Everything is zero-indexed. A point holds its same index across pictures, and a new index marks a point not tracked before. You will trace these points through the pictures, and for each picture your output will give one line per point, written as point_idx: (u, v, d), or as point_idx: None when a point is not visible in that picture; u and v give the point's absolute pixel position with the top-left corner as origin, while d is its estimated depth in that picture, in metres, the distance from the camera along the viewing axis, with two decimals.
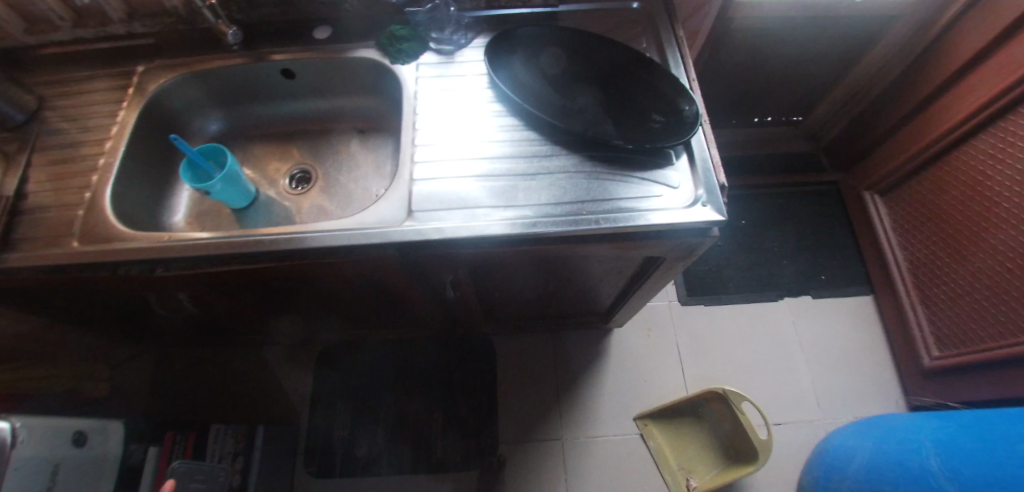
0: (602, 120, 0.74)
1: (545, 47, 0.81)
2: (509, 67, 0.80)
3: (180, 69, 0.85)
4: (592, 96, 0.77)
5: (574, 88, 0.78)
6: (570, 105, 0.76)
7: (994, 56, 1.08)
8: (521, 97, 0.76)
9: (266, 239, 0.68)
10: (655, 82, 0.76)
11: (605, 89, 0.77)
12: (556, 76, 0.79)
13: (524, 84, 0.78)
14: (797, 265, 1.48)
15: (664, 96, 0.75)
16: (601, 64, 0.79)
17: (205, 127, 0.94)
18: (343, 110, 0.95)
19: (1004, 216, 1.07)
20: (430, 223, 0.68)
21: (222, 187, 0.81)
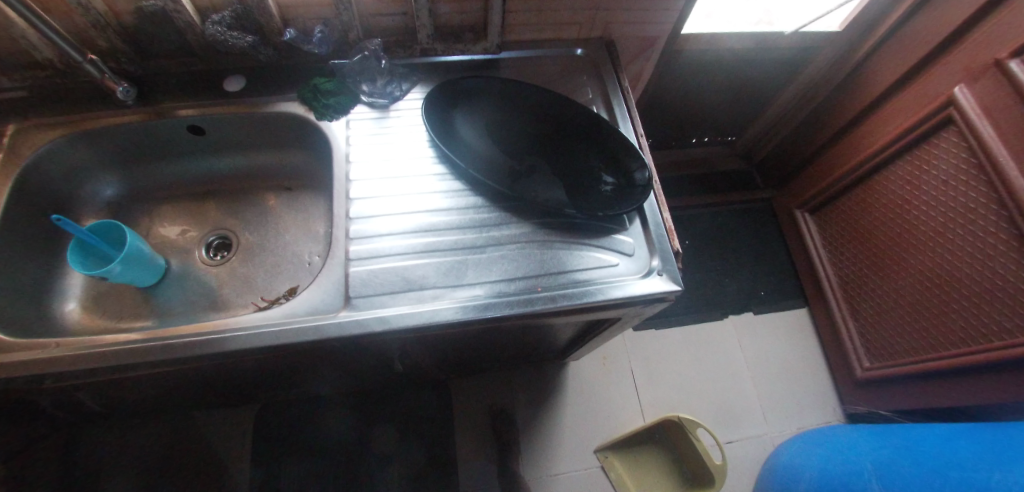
0: (552, 184, 0.71)
1: (488, 102, 0.77)
2: (449, 124, 0.74)
3: (63, 130, 0.72)
4: (540, 157, 0.73)
5: (520, 148, 0.74)
6: (518, 168, 0.72)
7: (907, 89, 1.16)
8: (465, 161, 0.71)
9: (180, 342, 0.60)
10: (603, 142, 0.73)
11: (553, 150, 0.74)
12: (501, 135, 0.75)
13: (467, 145, 0.73)
14: (739, 282, 1.55)
15: (614, 157, 0.72)
16: (548, 121, 0.76)
17: (99, 192, 0.80)
18: (265, 166, 0.85)
19: (921, 239, 1.16)
20: (371, 312, 0.62)
21: (122, 268, 0.70)
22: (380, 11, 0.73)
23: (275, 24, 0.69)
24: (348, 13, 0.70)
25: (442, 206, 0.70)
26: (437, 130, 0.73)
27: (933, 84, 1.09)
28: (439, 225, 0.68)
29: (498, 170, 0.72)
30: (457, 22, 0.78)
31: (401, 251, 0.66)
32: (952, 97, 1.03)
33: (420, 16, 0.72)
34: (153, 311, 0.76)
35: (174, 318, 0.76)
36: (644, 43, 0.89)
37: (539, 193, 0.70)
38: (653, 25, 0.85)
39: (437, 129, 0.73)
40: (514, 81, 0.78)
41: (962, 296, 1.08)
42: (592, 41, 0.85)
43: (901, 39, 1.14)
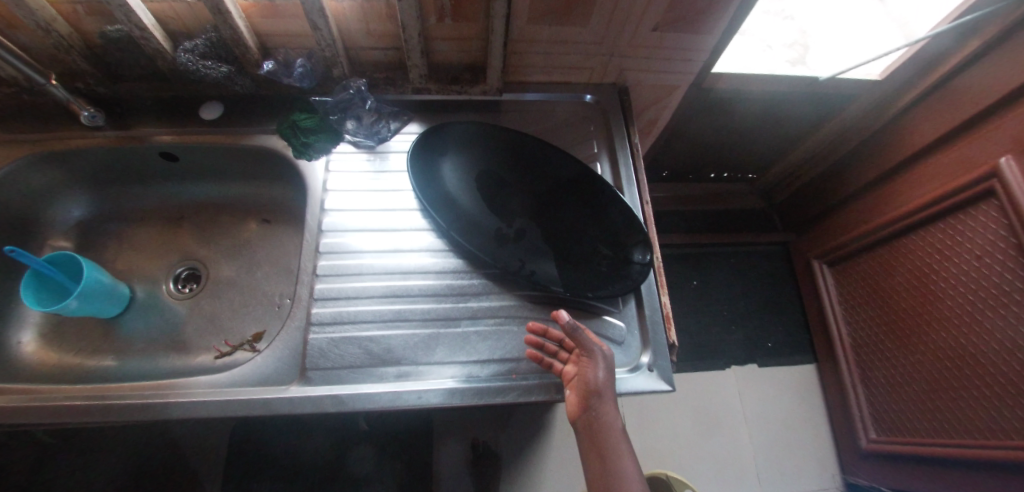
0: (540, 255, 0.64)
1: (481, 152, 0.70)
2: (436, 175, 0.68)
3: (25, 150, 0.67)
4: (532, 221, 0.67)
5: (511, 208, 0.68)
6: (506, 232, 0.66)
7: (943, 151, 1.05)
8: (449, 220, 0.65)
9: (120, 405, 0.55)
10: (604, 209, 0.66)
11: (547, 213, 0.67)
12: (492, 191, 0.68)
13: (453, 200, 0.67)
14: (746, 331, 1.46)
15: (614, 227, 0.65)
16: (544, 179, 0.69)
17: (65, 214, 0.76)
18: (243, 196, 0.80)
19: (946, 315, 1.06)
20: (328, 388, 0.57)
21: (79, 303, 0.65)
22: (369, 45, 0.67)
23: (251, 56, 0.63)
24: (332, 49, 0.63)
25: (419, 269, 0.64)
26: (422, 182, 0.66)
27: (974, 151, 0.98)
28: (412, 290, 0.62)
29: (483, 232, 0.65)
30: (454, 60, 0.71)
31: (367, 319, 0.60)
32: (997, 167, 0.92)
33: (412, 55, 0.66)
34: (113, 345, 0.71)
35: (134, 355, 0.71)
36: (662, 91, 0.81)
37: (525, 264, 0.63)
38: (675, 74, 0.77)
39: (422, 180, 0.66)
40: (511, 130, 0.70)
41: (983, 383, 0.99)
42: (603, 86, 0.78)
43: (944, 95, 1.03)
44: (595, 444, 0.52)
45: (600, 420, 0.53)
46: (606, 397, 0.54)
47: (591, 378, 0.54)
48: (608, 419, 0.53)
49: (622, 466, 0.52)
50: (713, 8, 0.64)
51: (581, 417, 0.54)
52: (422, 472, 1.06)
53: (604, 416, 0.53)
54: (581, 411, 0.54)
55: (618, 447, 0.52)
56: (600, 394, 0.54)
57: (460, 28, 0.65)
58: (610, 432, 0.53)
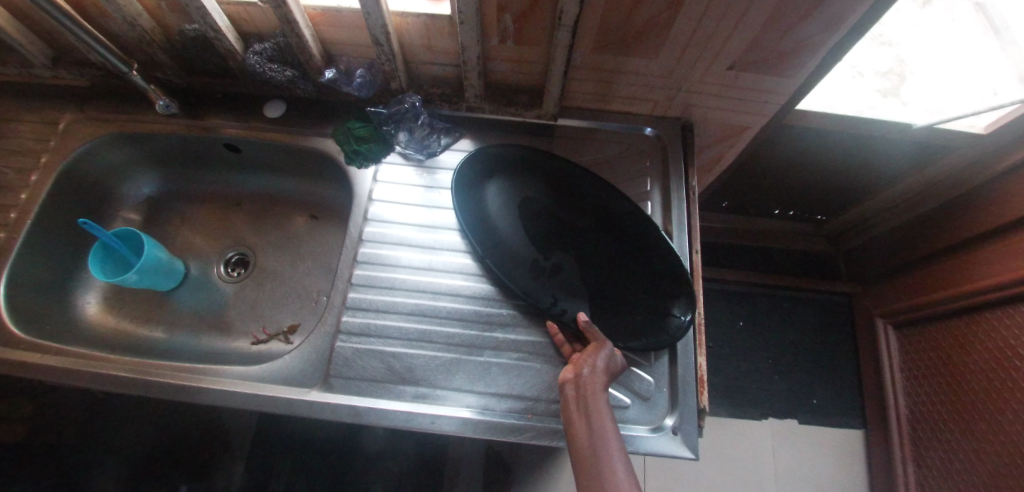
0: (576, 295, 0.63)
1: (529, 178, 0.69)
2: (480, 199, 0.68)
3: (109, 129, 0.74)
4: (572, 257, 0.65)
5: (551, 241, 0.66)
6: (543, 265, 0.64)
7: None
8: (487, 248, 0.64)
9: (159, 383, 0.59)
10: (649, 257, 0.63)
11: (588, 251, 0.65)
12: (534, 220, 0.67)
13: (493, 226, 0.66)
14: (789, 382, 1.37)
15: (656, 277, 0.62)
16: (588, 215, 0.66)
17: (139, 190, 0.83)
18: (297, 191, 0.83)
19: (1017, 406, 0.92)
20: (347, 399, 0.58)
21: (138, 277, 0.70)
22: (429, 60, 0.67)
23: (315, 64, 0.65)
24: (392, 63, 0.64)
25: (451, 291, 0.64)
26: (464, 205, 0.67)
27: None
28: (441, 312, 0.63)
29: (519, 263, 0.64)
30: (512, 82, 0.70)
31: (395, 335, 0.61)
32: None
33: (470, 75, 0.65)
34: (165, 316, 0.77)
35: (180, 330, 0.76)
36: (731, 129, 0.76)
37: (557, 302, 0.62)
38: (749, 114, 0.71)
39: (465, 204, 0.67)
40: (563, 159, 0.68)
41: None
42: (666, 120, 0.74)
43: None
44: (579, 412, 0.50)
45: (589, 390, 0.51)
46: (601, 378, 0.52)
47: (591, 360, 0.53)
48: (597, 392, 0.51)
49: (604, 435, 0.47)
50: (801, 52, 0.58)
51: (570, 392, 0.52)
52: (438, 473, 1.05)
53: (595, 390, 0.51)
54: (570, 384, 0.52)
55: (602, 417, 0.48)
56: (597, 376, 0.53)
57: (522, 51, 0.63)
58: (598, 404, 0.50)
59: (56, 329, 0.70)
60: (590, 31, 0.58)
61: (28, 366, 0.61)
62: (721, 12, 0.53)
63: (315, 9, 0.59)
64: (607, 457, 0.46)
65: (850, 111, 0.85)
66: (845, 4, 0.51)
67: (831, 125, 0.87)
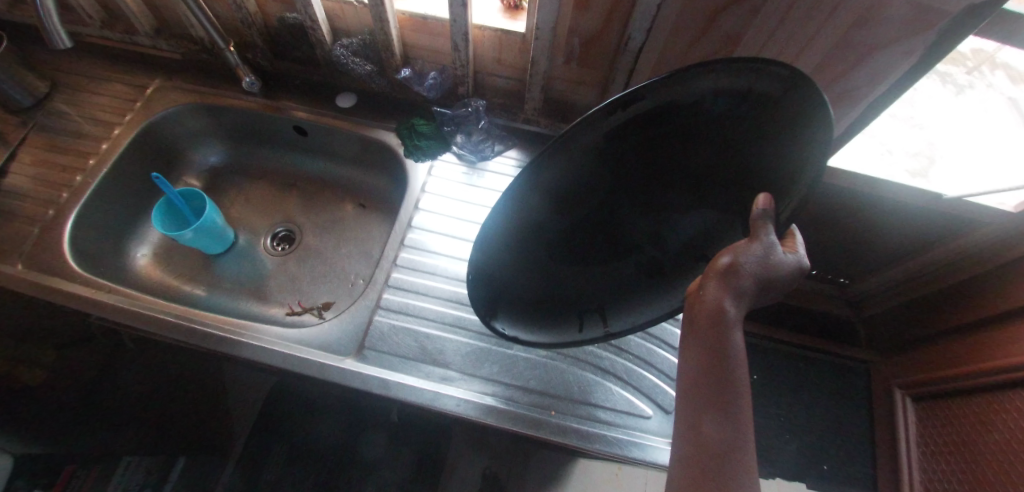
0: (708, 229, 0.48)
1: (538, 218, 0.50)
2: (516, 263, 0.52)
3: (193, 99, 0.81)
4: (660, 209, 0.48)
5: (624, 220, 0.49)
6: (648, 252, 0.51)
7: None
8: (573, 329, 0.54)
9: (206, 331, 0.62)
10: (735, 132, 0.43)
11: (665, 185, 0.47)
12: (604, 211, 0.49)
13: (555, 280, 0.53)
14: (799, 444, 1.28)
15: (772, 167, 0.43)
16: (638, 163, 0.46)
17: (204, 159, 0.89)
18: (349, 179, 0.88)
19: None
20: (378, 370, 0.59)
21: (193, 235, 0.74)
22: (496, 72, 0.74)
23: (394, 62, 0.72)
24: (464, 69, 0.70)
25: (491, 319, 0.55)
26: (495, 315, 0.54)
27: None
28: None
29: (631, 277, 0.52)
30: (569, 101, 0.76)
31: (430, 317, 0.64)
32: None
33: (532, 88, 0.71)
34: (209, 277, 0.80)
35: (220, 292, 0.79)
36: None
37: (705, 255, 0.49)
38: None
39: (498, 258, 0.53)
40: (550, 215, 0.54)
41: None
42: None
43: None
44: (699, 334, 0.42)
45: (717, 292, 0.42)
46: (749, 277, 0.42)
47: (732, 253, 0.42)
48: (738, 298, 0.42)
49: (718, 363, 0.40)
50: (841, 103, 0.64)
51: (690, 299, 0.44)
52: (436, 465, 1.08)
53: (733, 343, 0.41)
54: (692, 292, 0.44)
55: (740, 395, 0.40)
56: (734, 276, 0.42)
57: (583, 72, 0.69)
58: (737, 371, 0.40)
59: (109, 271, 0.74)
60: (651, 61, 0.63)
61: (79, 298, 0.65)
62: (773, 56, 0.59)
63: (404, 13, 0.66)
64: (739, 397, 0.39)
65: (877, 174, 0.86)
66: (889, 64, 0.57)
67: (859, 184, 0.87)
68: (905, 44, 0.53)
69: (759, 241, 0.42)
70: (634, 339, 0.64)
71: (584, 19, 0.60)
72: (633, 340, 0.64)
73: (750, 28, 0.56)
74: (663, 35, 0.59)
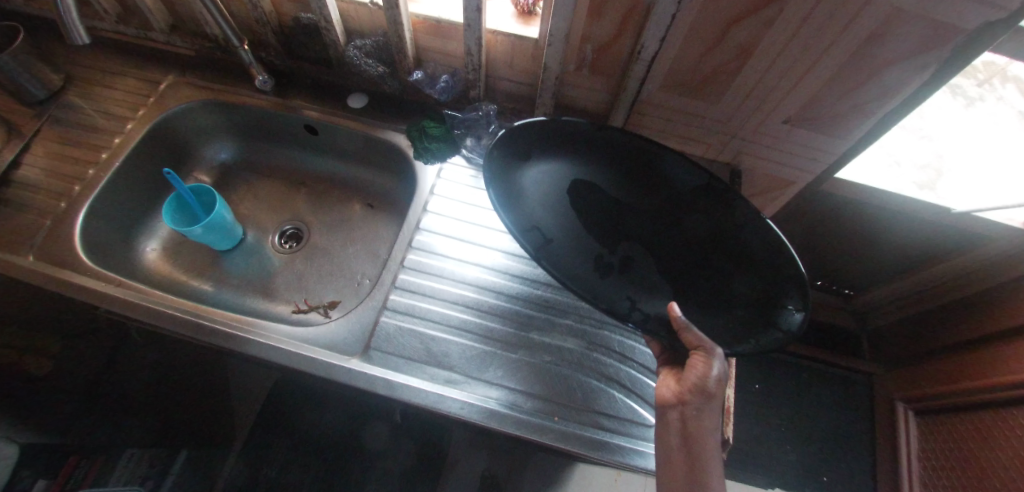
0: (654, 292, 0.57)
1: (600, 166, 0.64)
2: (546, 156, 0.64)
3: (207, 96, 0.81)
4: (639, 246, 0.60)
5: (624, 231, 0.61)
6: (608, 262, 0.59)
7: None
8: (528, 218, 0.60)
9: (214, 327, 0.62)
10: (725, 253, 0.58)
11: (659, 241, 0.60)
12: (612, 221, 0.62)
13: (559, 202, 0.62)
14: (800, 454, 1.27)
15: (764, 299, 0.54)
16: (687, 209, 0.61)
17: (214, 156, 0.89)
18: (357, 180, 0.88)
19: None
20: (383, 372, 0.60)
21: (203, 231, 0.74)
22: (507, 77, 0.74)
23: (407, 64, 0.72)
24: (476, 73, 0.70)
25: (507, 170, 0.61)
26: (528, 154, 0.63)
27: None
28: (482, 306, 0.65)
29: (583, 262, 0.59)
30: (579, 107, 0.76)
31: (435, 319, 0.64)
32: None
33: (543, 94, 0.71)
34: (218, 273, 0.81)
35: (228, 288, 0.80)
36: (777, 183, 0.81)
37: (635, 304, 0.56)
38: (796, 170, 0.76)
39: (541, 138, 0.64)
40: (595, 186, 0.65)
41: None
42: (717, 164, 0.80)
43: None
44: (685, 453, 0.48)
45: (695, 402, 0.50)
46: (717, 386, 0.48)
47: (697, 373, 0.49)
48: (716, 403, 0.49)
49: (707, 472, 0.47)
50: (852, 117, 0.64)
51: (674, 416, 0.50)
52: (437, 464, 1.08)
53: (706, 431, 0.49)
54: (677, 408, 0.50)
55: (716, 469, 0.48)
56: (705, 393, 0.48)
57: (594, 79, 0.69)
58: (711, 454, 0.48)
59: (119, 265, 0.75)
60: (662, 70, 0.64)
61: (88, 290, 0.65)
62: (785, 69, 0.59)
63: (418, 17, 0.66)
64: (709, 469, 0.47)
65: (892, 187, 0.84)
66: (902, 79, 0.56)
67: (871, 196, 0.85)
68: (917, 59, 0.53)
69: (705, 346, 0.49)
70: (639, 347, 0.64)
71: (597, 27, 0.60)
72: (638, 349, 0.64)
73: (762, 40, 0.56)
74: (676, 45, 0.59)
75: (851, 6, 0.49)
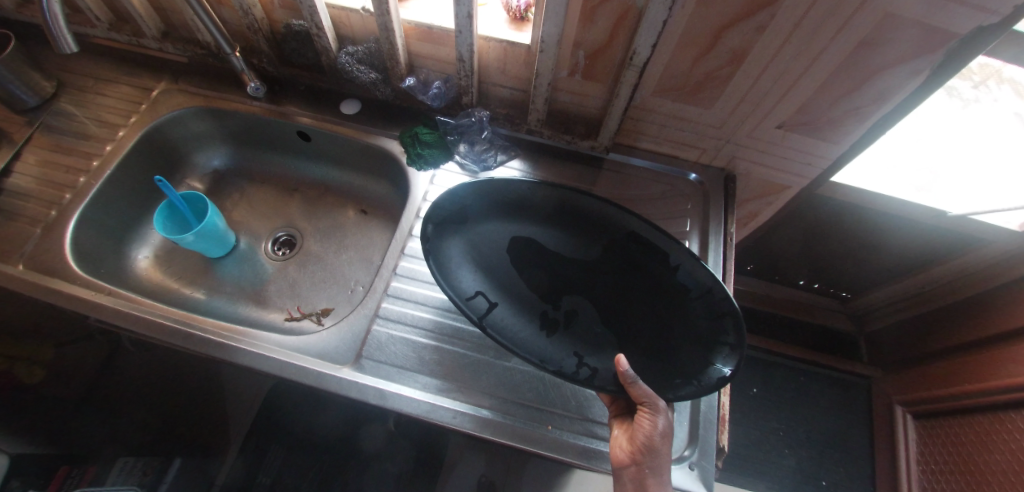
0: (602, 349, 0.57)
1: (537, 219, 0.65)
2: (485, 212, 0.64)
3: (199, 102, 0.81)
4: (583, 299, 0.61)
5: (565, 285, 0.62)
6: (554, 317, 0.60)
7: None
8: (468, 286, 0.61)
9: (204, 336, 0.62)
10: (661, 303, 0.58)
11: (601, 292, 0.61)
12: (555, 273, 0.63)
13: (499, 259, 0.63)
14: (799, 459, 1.27)
15: (702, 346, 0.55)
16: (624, 257, 0.61)
17: (207, 163, 0.89)
18: (351, 186, 0.88)
19: None
20: (374, 381, 0.59)
21: (194, 239, 0.74)
22: (500, 83, 0.74)
23: (399, 71, 0.72)
24: (469, 79, 0.70)
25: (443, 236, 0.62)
26: (464, 216, 0.64)
27: None
28: None
29: (527, 320, 0.60)
30: (573, 112, 0.76)
31: (427, 327, 0.64)
32: None
33: (536, 100, 0.71)
34: (210, 281, 0.80)
35: (220, 296, 0.79)
36: (772, 188, 0.80)
37: (581, 361, 0.57)
38: (791, 175, 0.76)
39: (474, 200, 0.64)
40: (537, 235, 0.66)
41: None
42: (711, 169, 0.79)
43: None
44: None
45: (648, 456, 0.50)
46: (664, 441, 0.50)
47: (645, 431, 0.50)
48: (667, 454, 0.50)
49: None
50: (846, 121, 0.63)
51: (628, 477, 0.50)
52: (433, 471, 1.07)
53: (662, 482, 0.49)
54: (631, 468, 0.50)
55: None
56: (654, 450, 0.49)
57: (587, 84, 0.69)
58: None
59: (110, 272, 0.74)
60: (655, 75, 0.63)
61: (78, 300, 0.64)
62: (777, 74, 0.59)
63: (410, 23, 0.66)
64: None
65: (887, 191, 0.83)
66: (896, 83, 0.56)
67: (867, 200, 0.85)
68: (909, 64, 0.53)
69: (651, 401, 0.50)
70: None
71: (589, 32, 0.60)
72: None
73: (755, 45, 0.56)
74: (669, 50, 0.59)
75: (844, 11, 0.49)
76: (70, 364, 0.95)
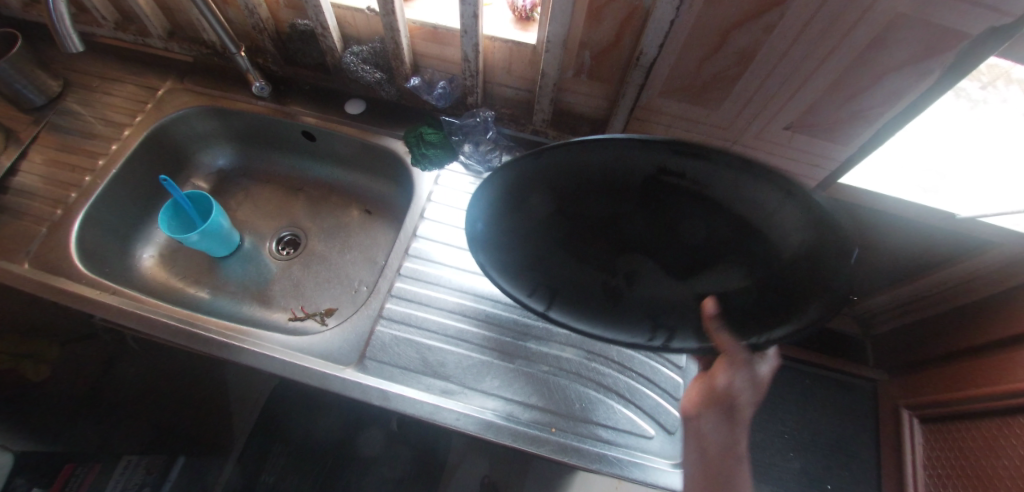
0: None
1: (564, 185, 0.40)
2: (502, 202, 0.43)
3: (204, 101, 0.81)
4: (645, 259, 0.45)
5: (616, 245, 0.45)
6: (614, 284, 0.48)
7: None
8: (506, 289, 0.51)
9: (208, 336, 0.62)
10: (747, 246, 0.39)
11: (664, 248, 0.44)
12: (608, 231, 0.44)
13: (527, 237, 0.46)
14: (804, 462, 1.26)
15: (814, 288, 0.39)
16: (686, 195, 0.38)
17: (212, 162, 0.89)
18: (355, 186, 0.88)
19: None
20: (378, 382, 0.59)
21: (199, 238, 0.74)
22: (505, 83, 0.73)
23: (404, 70, 0.72)
24: (474, 79, 0.70)
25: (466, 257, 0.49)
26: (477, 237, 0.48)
27: None
28: (479, 314, 0.65)
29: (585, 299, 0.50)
30: (578, 113, 0.75)
31: (431, 328, 0.63)
32: None
33: (541, 100, 0.70)
34: (215, 280, 0.80)
35: (225, 295, 0.79)
36: None
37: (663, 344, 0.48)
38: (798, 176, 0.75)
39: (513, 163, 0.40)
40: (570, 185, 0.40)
41: None
42: None
43: None
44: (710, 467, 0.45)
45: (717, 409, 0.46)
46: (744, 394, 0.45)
47: (724, 382, 0.45)
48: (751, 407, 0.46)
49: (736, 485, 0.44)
50: (853, 123, 0.63)
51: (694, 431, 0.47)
52: (435, 472, 1.07)
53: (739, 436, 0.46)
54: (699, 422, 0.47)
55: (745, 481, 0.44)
56: (732, 399, 0.46)
57: (592, 85, 0.69)
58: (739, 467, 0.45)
59: (115, 272, 0.74)
60: (662, 76, 0.63)
61: (84, 299, 0.65)
62: (785, 74, 0.58)
63: (415, 23, 0.66)
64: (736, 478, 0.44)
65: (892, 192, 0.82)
66: (905, 84, 0.56)
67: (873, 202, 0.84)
68: (919, 65, 0.53)
69: (738, 351, 0.43)
70: (637, 357, 0.63)
71: (595, 32, 0.60)
72: (636, 358, 0.63)
73: (763, 45, 0.55)
74: (675, 51, 0.58)
75: (853, 11, 0.48)
76: (75, 361, 0.95)
